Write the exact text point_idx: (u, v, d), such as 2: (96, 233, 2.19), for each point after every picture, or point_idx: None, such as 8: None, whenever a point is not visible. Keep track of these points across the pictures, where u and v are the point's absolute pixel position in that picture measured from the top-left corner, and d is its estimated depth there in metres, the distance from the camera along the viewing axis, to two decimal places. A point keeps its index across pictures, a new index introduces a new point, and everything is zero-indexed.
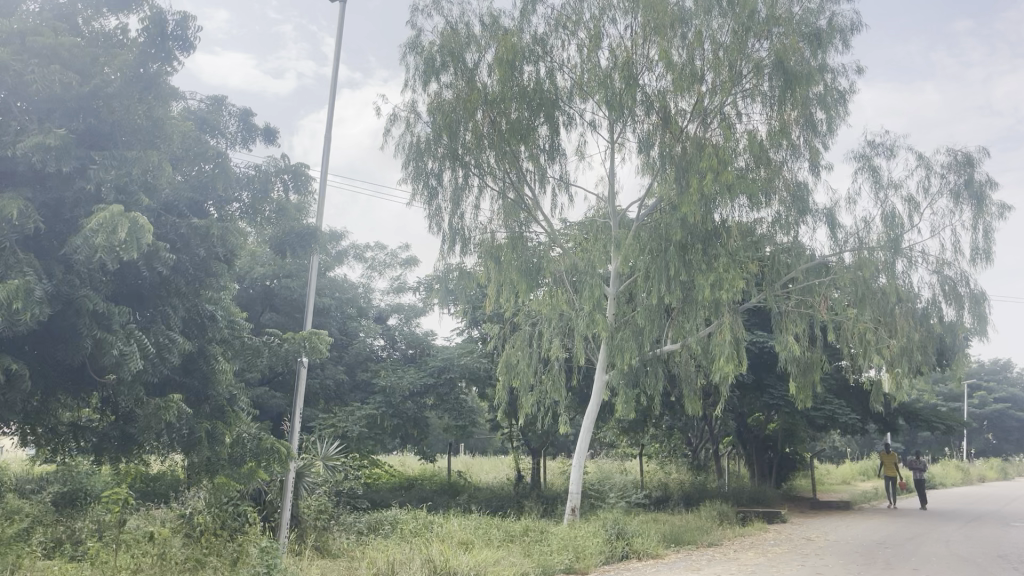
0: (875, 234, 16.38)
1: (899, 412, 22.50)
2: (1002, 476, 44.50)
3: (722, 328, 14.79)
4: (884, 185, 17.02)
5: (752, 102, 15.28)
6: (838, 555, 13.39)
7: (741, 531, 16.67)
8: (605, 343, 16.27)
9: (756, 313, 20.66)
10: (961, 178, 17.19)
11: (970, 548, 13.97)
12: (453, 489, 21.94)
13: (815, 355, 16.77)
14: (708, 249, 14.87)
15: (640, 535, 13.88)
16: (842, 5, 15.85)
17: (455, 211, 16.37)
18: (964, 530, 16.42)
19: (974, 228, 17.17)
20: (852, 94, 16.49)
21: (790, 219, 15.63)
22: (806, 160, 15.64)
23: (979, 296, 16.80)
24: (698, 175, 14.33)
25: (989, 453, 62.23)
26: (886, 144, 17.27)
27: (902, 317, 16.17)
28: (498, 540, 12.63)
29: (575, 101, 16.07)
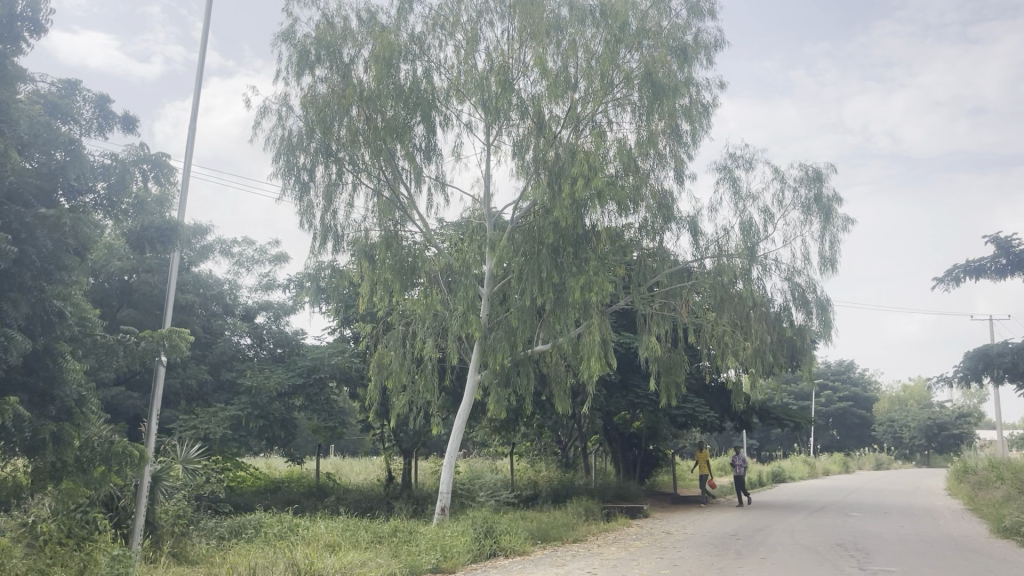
0: (733, 243, 17.32)
1: (754, 411, 23.76)
2: (844, 470, 47.76)
3: (592, 329, 15.18)
4: (743, 196, 17.98)
5: (622, 111, 15.83)
6: (693, 548, 14.03)
7: (606, 527, 17.20)
8: (477, 344, 16.42)
9: (624, 316, 21.40)
10: (811, 193, 18.35)
11: (812, 538, 14.95)
12: (322, 492, 21.53)
13: (676, 356, 17.48)
14: (579, 253, 15.28)
15: (508, 532, 14.08)
16: (707, 23, 16.61)
17: (328, 207, 16.08)
18: (808, 521, 17.57)
19: (822, 239, 18.40)
20: (714, 107, 17.33)
21: (656, 225, 16.32)
22: (671, 169, 16.34)
23: (825, 302, 17.99)
24: (569, 181, 14.67)
25: (834, 448, 65.90)
26: (746, 157, 18.24)
27: (756, 321, 17.13)
28: (365, 541, 12.54)
29: (452, 102, 16.13)
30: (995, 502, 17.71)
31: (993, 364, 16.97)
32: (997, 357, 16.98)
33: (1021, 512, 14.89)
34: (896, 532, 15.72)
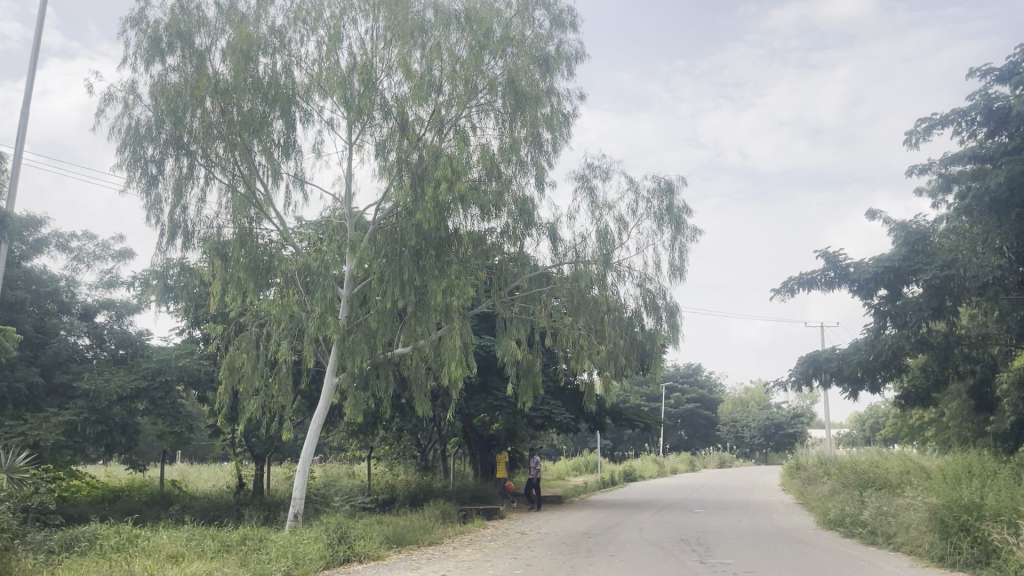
0: (590, 249, 17.86)
1: (608, 413, 24.54)
2: (690, 468, 50.23)
3: (453, 334, 15.22)
4: (599, 205, 18.56)
5: (485, 116, 15.94)
6: (545, 547, 14.36)
7: (461, 529, 17.29)
8: (335, 346, 16.12)
9: (485, 319, 21.63)
10: (663, 204, 19.20)
11: (657, 534, 15.62)
12: (166, 501, 20.47)
13: (534, 359, 17.81)
14: (441, 256, 15.28)
15: (363, 537, 13.88)
16: (569, 34, 17.03)
17: (177, 202, 15.34)
18: (655, 518, 18.34)
19: (673, 248, 19.27)
20: (574, 117, 17.81)
21: (517, 230, 16.61)
22: (532, 176, 16.63)
23: (674, 308, 18.83)
24: (432, 184, 14.67)
25: (682, 448, 68.92)
26: (603, 167, 18.84)
27: (610, 325, 17.70)
28: (211, 551, 12.05)
29: (313, 97, 15.84)
30: (822, 496, 19.12)
31: (821, 368, 18.42)
32: (825, 362, 18.46)
33: (843, 504, 16.14)
34: (733, 526, 16.66)
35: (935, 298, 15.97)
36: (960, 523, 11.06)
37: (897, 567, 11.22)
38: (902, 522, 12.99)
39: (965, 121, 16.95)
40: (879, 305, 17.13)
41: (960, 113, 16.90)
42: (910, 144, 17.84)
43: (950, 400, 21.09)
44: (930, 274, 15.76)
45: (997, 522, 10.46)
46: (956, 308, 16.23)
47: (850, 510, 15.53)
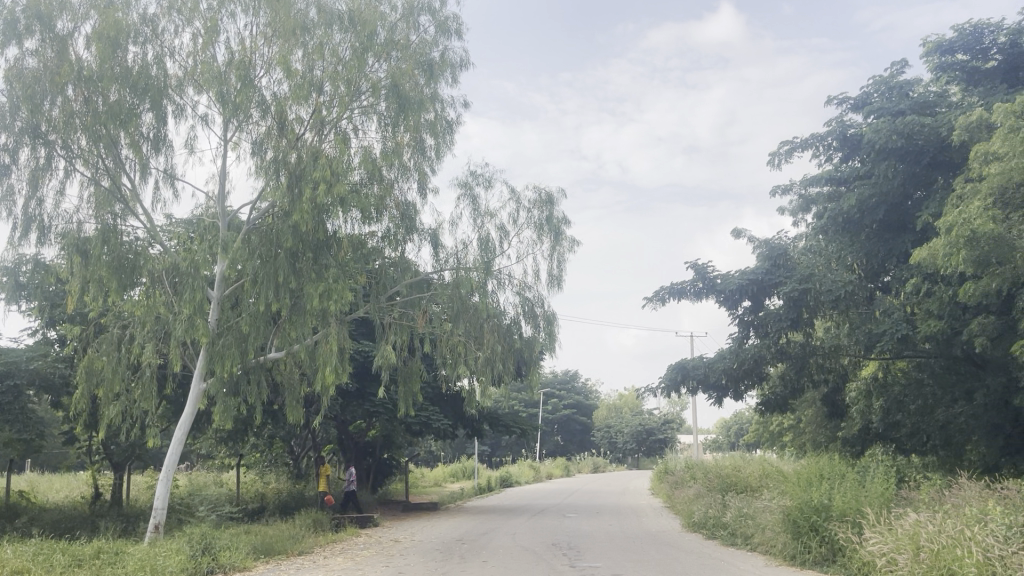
0: (471, 256, 17.97)
1: (484, 419, 24.67)
2: (565, 474, 51.18)
3: (329, 338, 14.94)
4: (481, 213, 18.69)
5: (367, 119, 15.77)
6: (417, 554, 14.31)
7: (333, 538, 16.95)
8: (203, 350, 15.48)
9: (363, 324, 21.38)
10: (543, 214, 19.55)
11: (530, 539, 15.83)
12: (12, 513, 19.09)
13: (413, 365, 17.72)
14: (318, 259, 14.91)
15: (229, 548, 13.41)
16: (454, 42, 17.10)
17: (33, 195, 14.38)
18: (529, 523, 18.60)
19: (551, 257, 19.61)
20: (457, 124, 17.88)
21: (398, 235, 16.46)
22: (414, 181, 16.59)
23: (551, 316, 19.19)
24: (310, 186, 14.34)
25: (558, 453, 70.02)
26: (485, 175, 18.99)
27: (489, 332, 17.84)
28: (61, 566, 11.33)
29: (187, 91, 15.24)
30: (687, 499, 19.89)
31: (688, 374, 19.09)
32: (692, 368, 19.10)
33: (707, 507, 16.84)
34: (603, 530, 17.08)
35: (794, 310, 16.92)
36: (810, 523, 11.76)
37: (752, 565, 11.82)
38: (758, 523, 13.67)
39: (823, 145, 18.08)
40: (742, 316, 17.97)
41: (818, 137, 18.02)
42: (774, 164, 18.84)
43: (806, 407, 22.38)
44: (790, 287, 16.70)
45: (843, 522, 11.19)
46: (812, 319, 17.25)
47: (712, 512, 16.21)
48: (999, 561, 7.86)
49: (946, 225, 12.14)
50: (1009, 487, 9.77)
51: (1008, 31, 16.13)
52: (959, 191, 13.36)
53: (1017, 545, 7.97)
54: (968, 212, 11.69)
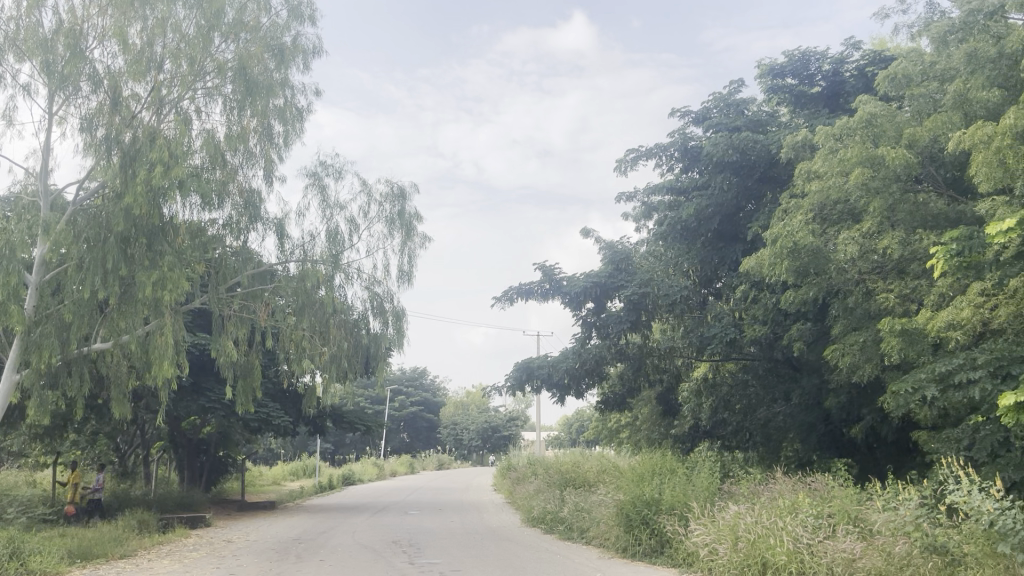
0: (318, 249, 17.54)
1: (327, 415, 24.11)
2: (409, 470, 50.96)
3: (162, 330, 14.13)
4: (331, 204, 18.28)
5: (212, 100, 15.02)
6: (251, 555, 13.82)
7: (160, 539, 16.06)
8: (18, 338, 14.24)
9: (200, 315, 20.39)
10: (394, 208, 19.37)
11: (370, 537, 15.66)
12: None
13: (253, 360, 17.09)
14: (153, 245, 13.99)
15: (39, 553, 12.42)
16: (306, 28, 16.60)
17: None
18: (370, 521, 18.41)
19: (401, 253, 19.46)
20: (308, 112, 17.37)
21: (241, 224, 15.80)
22: (260, 169, 15.99)
23: (400, 312, 19.07)
24: (145, 167, 13.46)
25: (403, 450, 69.53)
26: (336, 166, 18.59)
27: (334, 328, 17.51)
28: None
29: (6, 58, 14.01)
30: (528, 495, 20.30)
31: (534, 373, 19.47)
32: (536, 368, 19.49)
33: (545, 502, 17.24)
34: (444, 527, 17.13)
35: (633, 313, 17.61)
36: (640, 516, 12.27)
37: (586, 558, 12.19)
38: (593, 517, 14.13)
39: (665, 155, 18.92)
40: (586, 317, 18.51)
41: (662, 148, 18.84)
42: (620, 171, 19.52)
43: (642, 405, 23.34)
44: (630, 290, 17.37)
45: (671, 515, 11.75)
46: (650, 322, 18.01)
47: (550, 507, 16.61)
48: (807, 550, 8.48)
49: (772, 236, 13.01)
50: (817, 481, 10.62)
51: (831, 60, 17.55)
52: (783, 206, 14.34)
53: (822, 534, 8.63)
54: (791, 225, 12.59)
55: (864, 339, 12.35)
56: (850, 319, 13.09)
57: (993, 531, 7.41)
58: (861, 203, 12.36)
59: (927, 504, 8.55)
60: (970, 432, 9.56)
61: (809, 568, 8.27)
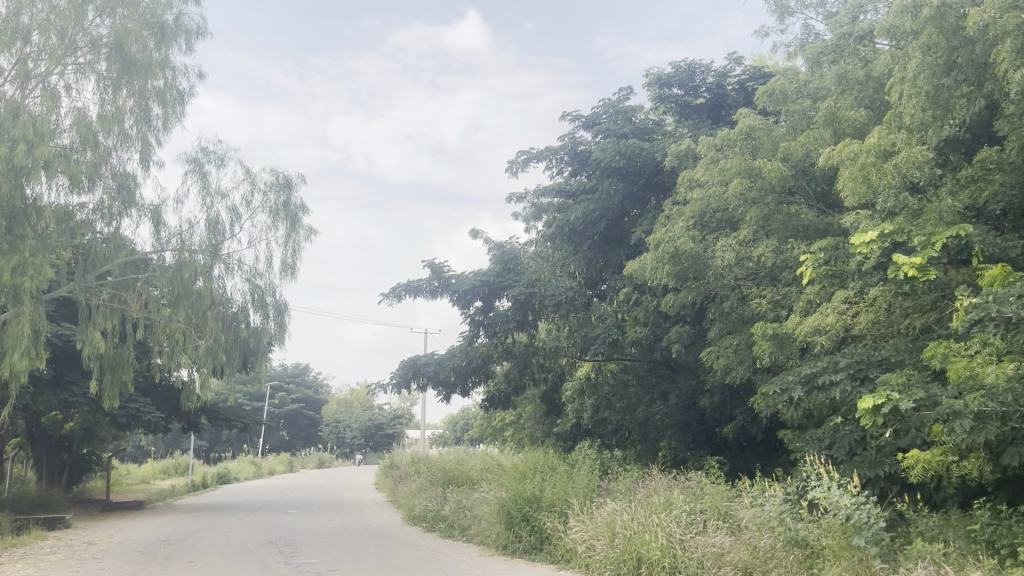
0: (197, 238, 16.84)
1: (202, 412, 23.20)
2: (288, 469, 49.60)
3: (21, 319, 13.21)
4: (211, 192, 17.60)
5: (83, 77, 14.28)
6: (115, 557, 13.13)
7: (12, 542, 15.00)
8: None
9: (65, 305, 19.21)
10: (279, 199, 18.85)
11: (244, 537, 15.15)
12: None
13: (123, 353, 16.25)
14: (14, 228, 13.04)
15: None
16: (190, 7, 15.91)
17: None
18: (245, 521, 17.84)
19: (285, 245, 18.96)
20: (190, 95, 16.65)
21: (113, 208, 15.00)
22: (136, 152, 15.19)
23: (282, 306, 18.56)
24: (6, 143, 12.57)
25: (282, 448, 67.73)
26: (219, 153, 17.91)
27: (212, 321, 16.82)
28: None
29: None
30: (410, 493, 20.15)
31: (420, 371, 19.32)
32: (422, 366, 19.37)
33: (428, 500, 17.15)
34: (323, 526, 16.77)
35: (520, 312, 17.74)
36: (521, 513, 12.37)
37: (466, 555, 12.19)
38: (474, 514, 14.17)
39: (555, 158, 19.19)
40: (474, 316, 18.52)
41: (552, 151, 19.10)
42: (511, 171, 19.66)
43: (526, 404, 23.58)
44: (518, 290, 17.49)
45: (552, 512, 11.93)
46: (536, 322, 18.19)
47: (432, 505, 16.54)
48: (680, 545, 8.75)
49: (655, 241, 13.39)
50: (691, 479, 11.00)
51: (714, 73, 18.25)
52: (667, 212, 14.79)
53: (694, 530, 8.92)
54: (673, 231, 13.01)
55: (738, 342, 12.90)
56: (725, 323, 13.62)
57: (849, 524, 7.86)
58: (739, 212, 12.92)
59: (791, 500, 9.00)
60: (832, 431, 10.04)
61: (682, 563, 8.54)
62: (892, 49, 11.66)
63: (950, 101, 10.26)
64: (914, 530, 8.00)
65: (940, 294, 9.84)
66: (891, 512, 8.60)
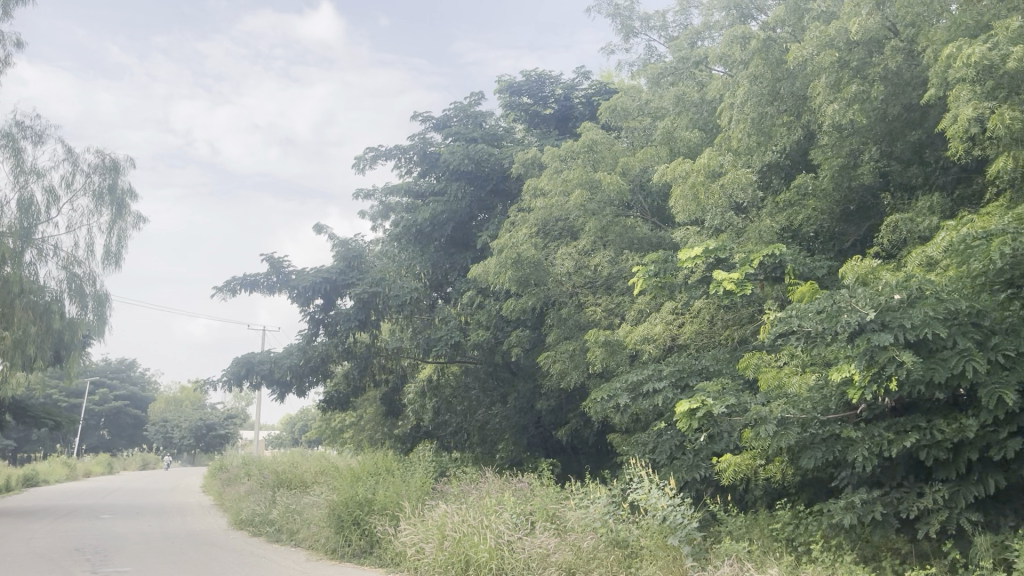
0: (6, 220, 15.67)
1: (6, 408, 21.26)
2: (107, 471, 46.42)
3: None
4: (25, 171, 16.22)
5: None
6: None
7: None
8: None
9: None
10: (104, 182, 17.80)
11: (48, 545, 13.97)
12: None
13: None
14: None
15: None
16: None
17: None
18: (50, 527, 16.49)
19: (110, 232, 17.89)
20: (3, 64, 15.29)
21: None
22: None
23: (103, 297, 17.48)
24: None
25: (101, 448, 63.31)
26: (36, 129, 16.52)
27: (19, 310, 15.45)
28: None
29: None
30: (238, 496, 19.32)
31: (253, 369, 18.57)
32: (257, 364, 18.64)
33: (256, 504, 16.52)
34: (138, 532, 15.77)
35: (363, 312, 17.34)
36: (352, 517, 12.13)
37: (292, 561, 11.81)
38: (304, 519, 13.74)
39: (404, 158, 19.06)
40: (313, 313, 18.00)
41: (401, 150, 18.95)
42: (358, 167, 19.33)
43: (366, 405, 23.17)
44: (361, 289, 17.10)
45: (383, 515, 11.76)
46: (378, 322, 17.86)
47: (260, 509, 15.94)
48: (507, 546, 8.85)
49: (498, 246, 13.52)
50: (522, 482, 11.19)
51: (563, 85, 18.80)
52: (511, 218, 14.97)
53: (522, 531, 9.06)
54: (517, 237, 13.23)
55: (573, 348, 13.23)
56: (561, 328, 13.70)
57: (666, 525, 8.30)
58: (579, 222, 13.33)
59: (615, 501, 9.29)
60: (655, 436, 10.47)
61: (508, 564, 8.61)
62: (724, 75, 12.40)
63: (773, 128, 11.00)
64: (725, 530, 8.47)
65: (756, 308, 10.50)
66: (706, 512, 9.06)
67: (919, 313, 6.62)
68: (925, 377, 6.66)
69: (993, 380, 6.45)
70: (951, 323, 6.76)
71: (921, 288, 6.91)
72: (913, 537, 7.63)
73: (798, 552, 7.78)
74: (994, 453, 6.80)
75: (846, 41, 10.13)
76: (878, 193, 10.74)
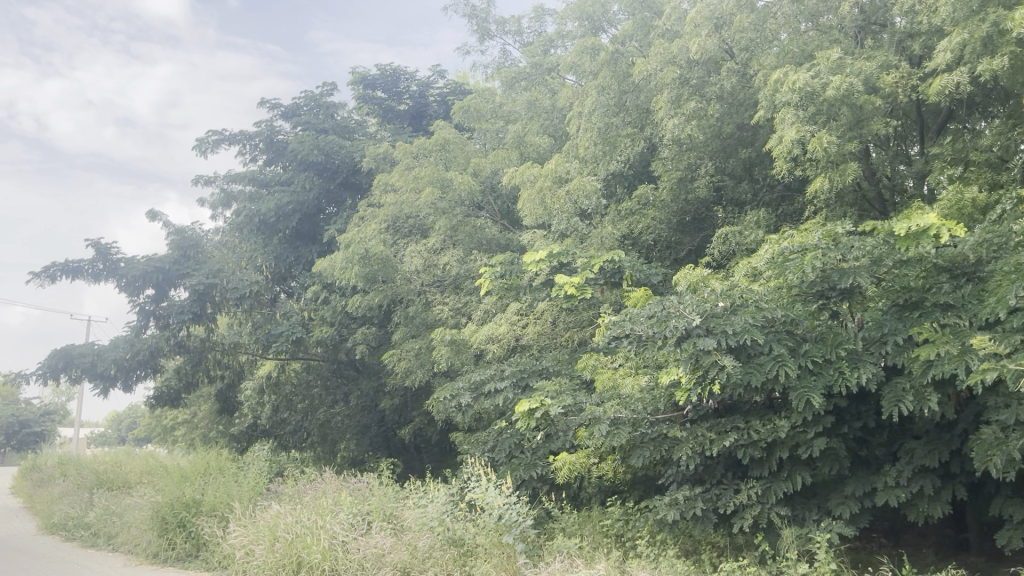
0: None
1: None
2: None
3: None
4: None
5: None
6: None
7: None
8: None
9: None
10: None
11: None
12: None
13: None
14: None
15: None
16: None
17: None
18: None
19: None
20: None
21: None
22: None
23: None
24: None
25: None
26: None
27: None
28: None
29: None
30: (50, 499, 17.86)
31: (72, 363, 16.84)
32: (77, 357, 16.92)
33: (71, 506, 15.35)
34: None
35: (198, 303, 16.34)
36: (177, 518, 11.50)
37: (108, 567, 11.05)
38: (125, 521, 12.89)
39: (250, 144, 18.29)
40: (143, 304, 16.88)
41: (246, 136, 18.18)
42: (199, 150, 18.40)
43: (200, 402, 22.05)
44: (195, 279, 16.06)
45: (211, 517, 11.27)
46: (214, 316, 16.94)
47: (76, 512, 14.82)
48: (341, 547, 8.66)
49: (346, 241, 13.25)
50: (359, 481, 11.00)
51: (418, 82, 18.74)
52: (361, 213, 14.70)
53: (357, 531, 8.91)
54: (365, 233, 13.02)
55: (419, 346, 13.09)
56: (408, 327, 13.53)
57: (502, 523, 8.41)
58: (429, 219, 13.34)
59: (453, 499, 9.31)
60: (495, 435, 10.58)
61: (342, 565, 8.43)
62: (575, 84, 12.74)
63: (617, 138, 11.41)
64: (558, 527, 8.68)
65: (596, 311, 10.83)
66: (540, 510, 9.25)
67: (740, 320, 7.09)
68: (744, 381, 7.10)
69: (802, 385, 6.96)
70: (768, 330, 7.27)
71: (743, 297, 7.39)
72: (729, 531, 8.13)
73: (626, 547, 8.08)
74: (802, 452, 7.32)
75: (687, 60, 10.67)
76: (711, 207, 11.36)
